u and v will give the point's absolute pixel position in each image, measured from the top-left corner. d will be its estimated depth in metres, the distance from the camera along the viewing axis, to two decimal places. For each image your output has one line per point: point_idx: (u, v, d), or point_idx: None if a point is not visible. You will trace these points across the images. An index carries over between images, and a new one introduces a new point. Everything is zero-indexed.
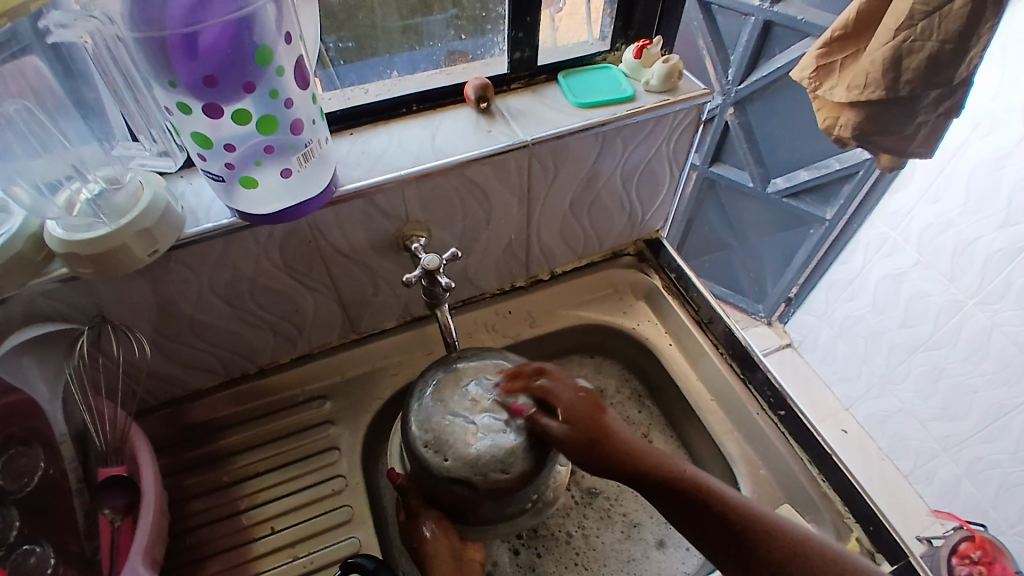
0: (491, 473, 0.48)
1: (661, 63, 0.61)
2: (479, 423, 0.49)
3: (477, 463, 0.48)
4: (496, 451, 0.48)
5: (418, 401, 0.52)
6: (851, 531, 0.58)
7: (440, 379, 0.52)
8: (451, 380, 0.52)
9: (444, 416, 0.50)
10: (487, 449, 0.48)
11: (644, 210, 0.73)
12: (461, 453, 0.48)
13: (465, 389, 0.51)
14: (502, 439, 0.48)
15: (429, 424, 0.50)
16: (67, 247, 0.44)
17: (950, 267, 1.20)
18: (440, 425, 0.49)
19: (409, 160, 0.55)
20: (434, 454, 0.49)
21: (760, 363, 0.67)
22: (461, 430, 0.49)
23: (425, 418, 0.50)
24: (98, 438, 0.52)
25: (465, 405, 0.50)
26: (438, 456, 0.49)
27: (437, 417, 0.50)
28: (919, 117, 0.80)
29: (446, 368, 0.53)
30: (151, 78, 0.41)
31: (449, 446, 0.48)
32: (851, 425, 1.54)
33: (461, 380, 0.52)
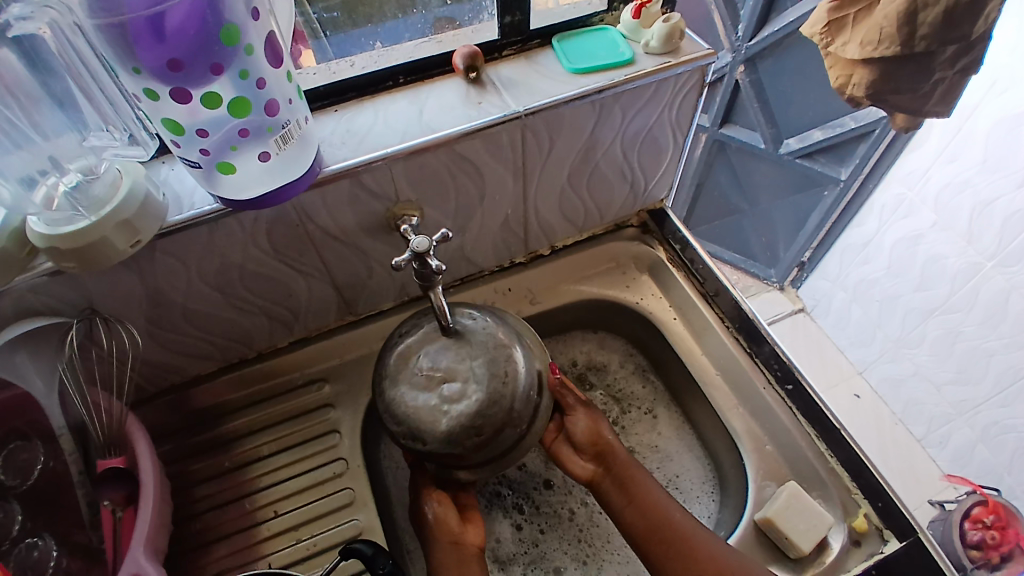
0: (472, 438, 0.48)
1: (661, 22, 0.57)
2: (440, 395, 0.49)
3: (452, 437, 0.48)
4: (463, 419, 0.48)
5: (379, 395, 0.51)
6: (858, 507, 0.57)
7: (391, 366, 0.51)
8: (408, 358, 0.51)
9: (406, 402, 0.49)
10: (455, 419, 0.48)
11: (647, 179, 0.70)
12: (433, 432, 0.48)
13: (422, 361, 0.50)
14: (466, 404, 0.48)
15: (398, 418, 0.49)
16: (49, 241, 0.43)
17: (967, 229, 1.15)
18: (408, 414, 0.49)
19: (396, 137, 0.53)
20: (413, 443, 0.49)
21: (767, 336, 0.65)
22: (426, 409, 0.49)
23: (392, 411, 0.49)
24: (94, 430, 0.53)
25: (424, 383, 0.50)
26: (417, 443, 0.49)
27: (401, 405, 0.49)
28: (936, 75, 0.76)
29: (394, 352, 0.52)
30: (114, 65, 0.38)
31: (422, 432, 0.48)
32: (863, 389, 1.53)
33: (412, 357, 0.51)
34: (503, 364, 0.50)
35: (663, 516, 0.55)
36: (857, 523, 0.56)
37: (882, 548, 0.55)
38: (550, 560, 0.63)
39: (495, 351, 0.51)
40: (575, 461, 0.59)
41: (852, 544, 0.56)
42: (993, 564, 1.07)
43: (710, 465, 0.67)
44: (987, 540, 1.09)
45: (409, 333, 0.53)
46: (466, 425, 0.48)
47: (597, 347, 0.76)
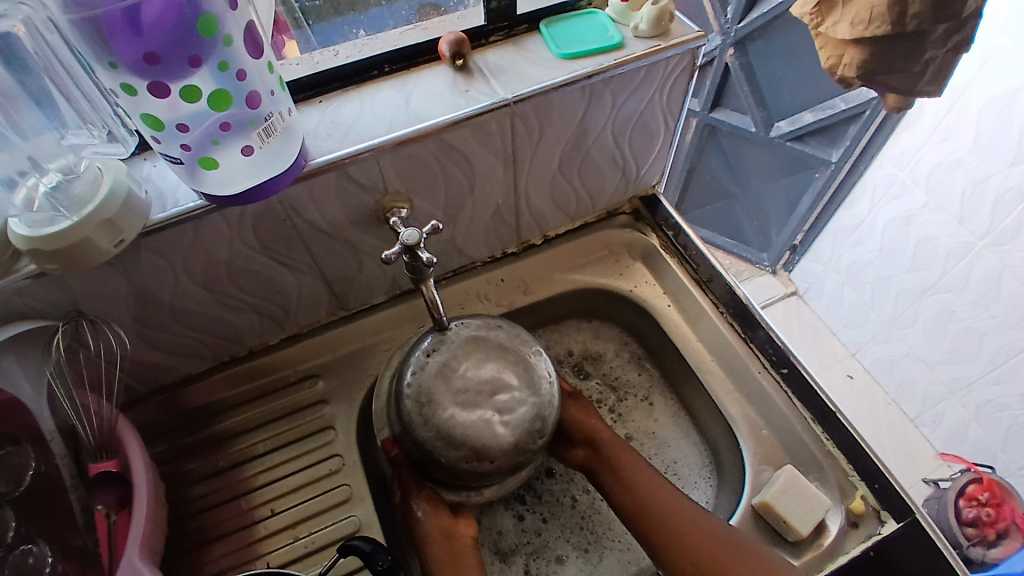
0: (536, 441, 0.50)
1: (649, 5, 0.56)
2: (497, 408, 0.48)
3: (520, 445, 0.49)
4: (525, 426, 0.49)
5: (416, 416, 0.49)
6: (855, 489, 0.57)
7: (429, 387, 0.49)
8: (443, 375, 0.49)
9: (462, 423, 0.48)
10: (518, 429, 0.49)
11: (638, 165, 0.69)
12: (499, 446, 0.48)
13: (461, 377, 0.49)
14: (523, 412, 0.49)
15: (456, 439, 0.48)
16: (31, 243, 0.42)
17: (960, 208, 1.16)
18: (466, 432, 0.48)
19: (382, 128, 0.52)
20: (478, 462, 0.49)
21: (761, 321, 0.65)
22: (485, 423, 0.48)
23: (448, 434, 0.48)
24: (85, 435, 0.52)
25: (475, 399, 0.49)
26: (482, 462, 0.49)
27: (458, 423, 0.48)
28: (928, 54, 0.75)
29: (426, 371, 0.50)
30: (90, 60, 0.37)
31: (490, 449, 0.48)
32: (857, 370, 1.54)
33: (449, 374, 0.49)
34: (541, 369, 0.52)
35: (651, 502, 0.55)
36: (855, 505, 0.56)
37: (879, 529, 0.55)
38: (553, 549, 0.63)
39: (531, 357, 0.52)
40: (568, 452, 0.60)
41: (850, 526, 0.56)
42: (989, 540, 1.09)
43: (708, 451, 0.67)
44: (983, 518, 1.10)
45: (431, 351, 0.51)
46: (528, 431, 0.49)
47: (592, 336, 0.75)
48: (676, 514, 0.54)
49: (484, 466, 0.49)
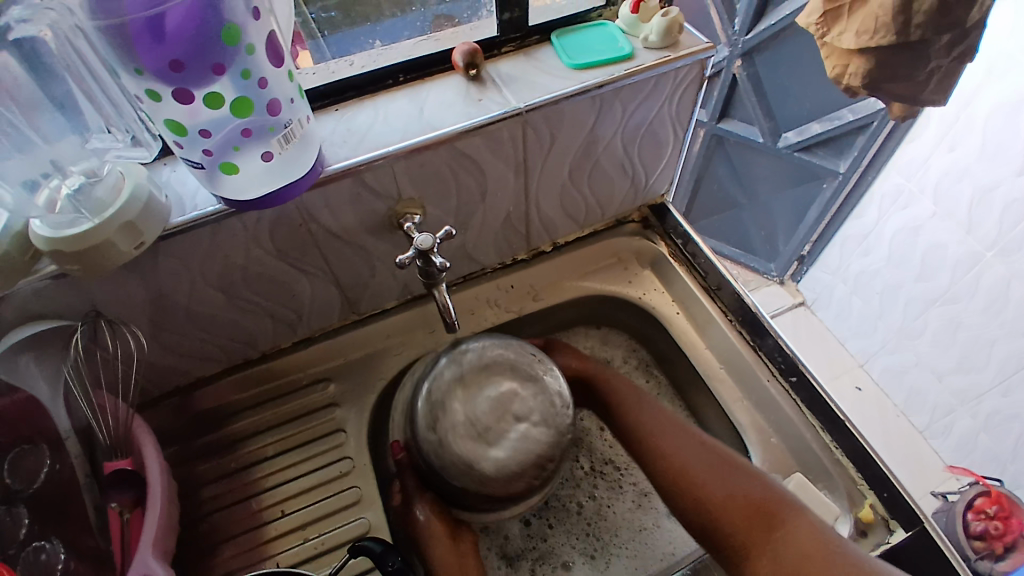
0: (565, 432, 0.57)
1: (659, 17, 0.57)
2: (520, 423, 0.56)
3: (556, 439, 0.56)
4: (553, 427, 0.56)
5: (454, 471, 0.56)
6: (864, 498, 0.57)
7: (457, 428, 0.55)
8: (456, 431, 0.55)
9: (500, 452, 0.55)
10: (547, 428, 0.56)
11: (647, 174, 0.70)
12: (538, 448, 0.55)
13: (476, 410, 0.56)
14: (547, 410, 0.57)
15: (504, 483, 0.55)
16: (53, 244, 0.43)
17: (967, 218, 1.16)
18: (511, 468, 0.55)
19: (397, 135, 0.53)
20: (533, 475, 0.56)
21: (771, 329, 0.64)
22: (513, 452, 0.55)
23: (496, 477, 0.55)
24: (101, 433, 0.54)
25: (497, 424, 0.55)
26: (535, 473, 0.56)
27: (500, 475, 0.55)
28: (932, 63, 0.76)
29: (448, 411, 0.55)
30: (116, 66, 0.38)
31: (532, 455, 0.55)
32: (865, 382, 1.53)
33: (461, 401, 0.56)
34: (543, 378, 0.58)
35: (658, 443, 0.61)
36: (863, 514, 0.56)
37: (888, 538, 0.55)
38: (559, 555, 0.63)
39: (531, 367, 0.58)
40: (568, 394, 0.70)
41: (858, 534, 0.56)
42: (997, 554, 1.08)
43: None
44: (991, 530, 1.09)
45: (438, 412, 0.56)
46: (549, 423, 0.56)
47: (600, 343, 0.76)
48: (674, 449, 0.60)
49: (533, 481, 0.56)
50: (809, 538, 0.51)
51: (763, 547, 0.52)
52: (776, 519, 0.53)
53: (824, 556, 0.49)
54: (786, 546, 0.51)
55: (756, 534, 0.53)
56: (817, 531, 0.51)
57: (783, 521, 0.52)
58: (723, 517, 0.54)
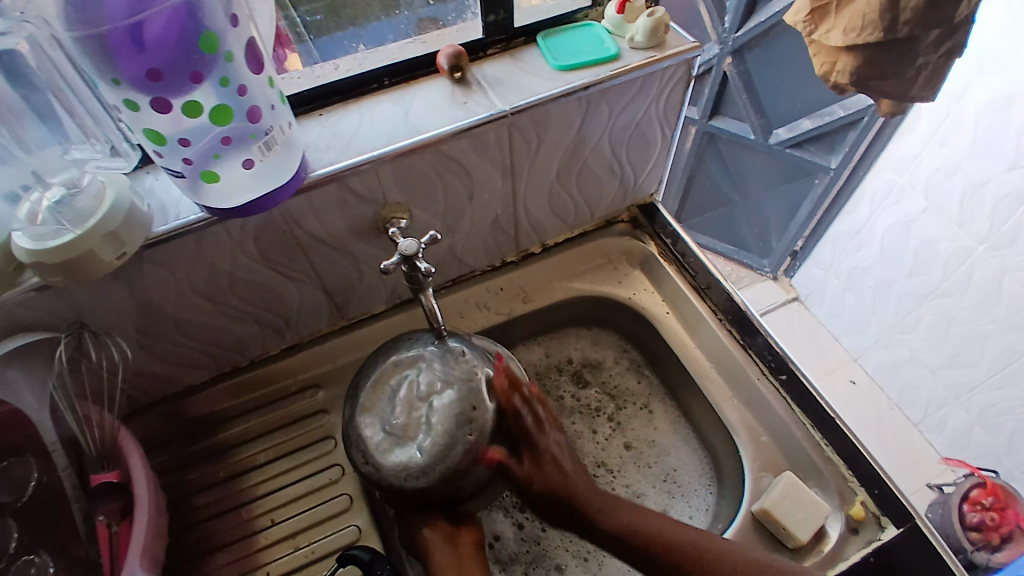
0: (475, 372, 0.52)
1: (645, 17, 0.57)
2: (431, 396, 0.51)
3: (472, 390, 0.51)
4: (465, 383, 0.52)
5: (406, 481, 0.49)
6: (855, 495, 0.57)
7: (374, 442, 0.50)
8: (379, 444, 0.50)
9: (421, 437, 0.50)
10: (460, 385, 0.52)
11: (636, 173, 0.70)
12: (457, 413, 0.50)
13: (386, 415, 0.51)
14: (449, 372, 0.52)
15: (447, 459, 0.49)
16: (35, 256, 0.43)
17: (959, 212, 1.16)
18: (438, 443, 0.49)
19: (382, 140, 0.53)
20: (469, 433, 0.50)
21: (760, 328, 0.65)
22: (436, 422, 0.50)
23: (435, 461, 0.49)
24: (87, 445, 0.54)
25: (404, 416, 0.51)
26: (468, 432, 0.50)
27: (434, 458, 0.49)
28: (920, 61, 0.75)
29: (359, 428, 0.52)
30: (93, 76, 0.38)
31: (461, 418, 0.50)
32: (859, 375, 1.53)
33: (375, 420, 0.51)
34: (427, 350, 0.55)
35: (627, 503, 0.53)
36: (855, 511, 0.57)
37: (879, 535, 0.55)
38: (553, 558, 0.63)
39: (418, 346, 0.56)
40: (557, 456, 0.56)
41: (850, 532, 0.56)
42: (994, 545, 1.08)
43: (707, 458, 0.67)
44: (987, 522, 1.10)
45: (363, 448, 0.51)
46: (456, 369, 0.53)
47: (591, 343, 0.76)
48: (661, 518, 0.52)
49: (471, 437, 0.50)
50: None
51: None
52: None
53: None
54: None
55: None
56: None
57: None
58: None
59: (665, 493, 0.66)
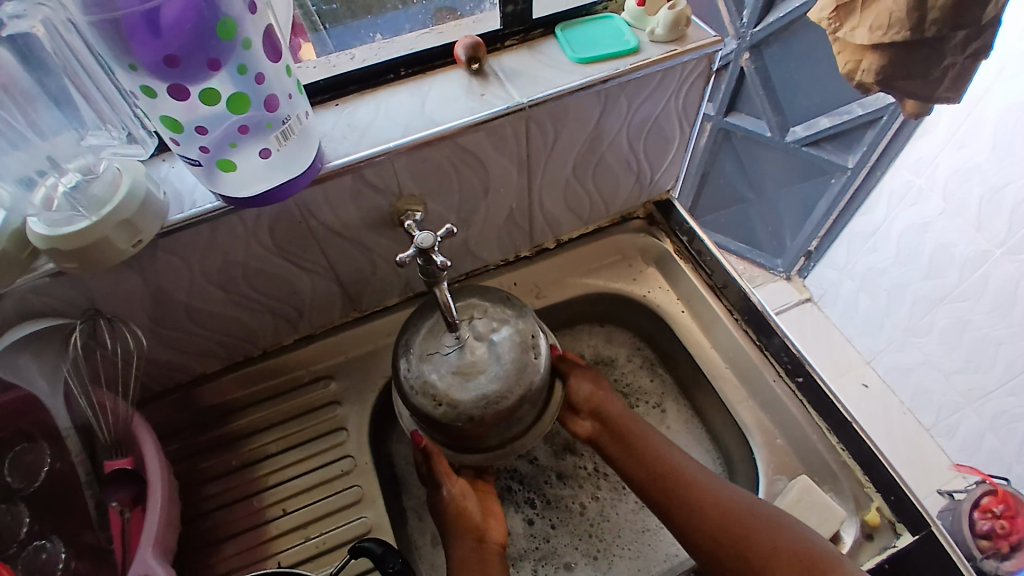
0: (516, 304, 0.55)
1: (666, 9, 0.56)
2: (485, 330, 0.51)
3: (523, 318, 0.53)
4: (510, 314, 0.53)
5: (485, 413, 0.49)
6: (870, 501, 0.57)
7: (443, 385, 0.49)
8: (447, 385, 0.49)
9: (491, 372, 0.50)
10: (507, 316, 0.53)
11: (653, 169, 0.69)
12: (515, 342, 0.51)
13: (447, 357, 0.50)
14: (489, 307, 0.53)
15: (523, 386, 0.50)
16: (49, 242, 0.43)
17: (977, 214, 1.14)
18: (510, 369, 0.50)
19: (397, 131, 0.52)
20: (533, 356, 0.52)
21: (777, 328, 0.64)
22: (500, 354, 0.50)
23: (511, 385, 0.50)
24: (101, 432, 0.54)
25: (462, 358, 0.50)
26: (530, 357, 0.51)
27: (508, 382, 0.50)
28: (946, 61, 0.74)
29: (420, 377, 0.50)
30: (110, 61, 0.37)
31: (522, 344, 0.51)
32: (871, 378, 1.52)
33: (434, 364, 0.50)
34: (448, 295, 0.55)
35: (664, 463, 0.56)
36: (870, 517, 0.56)
37: (894, 542, 0.55)
38: (561, 556, 0.63)
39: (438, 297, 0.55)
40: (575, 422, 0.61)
41: (864, 538, 0.55)
42: (1003, 553, 1.07)
43: (720, 459, 0.67)
44: (996, 530, 1.09)
45: (432, 392, 0.49)
46: (507, 307, 0.54)
47: (604, 340, 0.75)
48: (699, 488, 0.54)
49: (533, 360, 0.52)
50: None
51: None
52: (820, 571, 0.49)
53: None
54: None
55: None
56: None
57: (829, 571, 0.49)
58: (764, 567, 0.50)
59: None
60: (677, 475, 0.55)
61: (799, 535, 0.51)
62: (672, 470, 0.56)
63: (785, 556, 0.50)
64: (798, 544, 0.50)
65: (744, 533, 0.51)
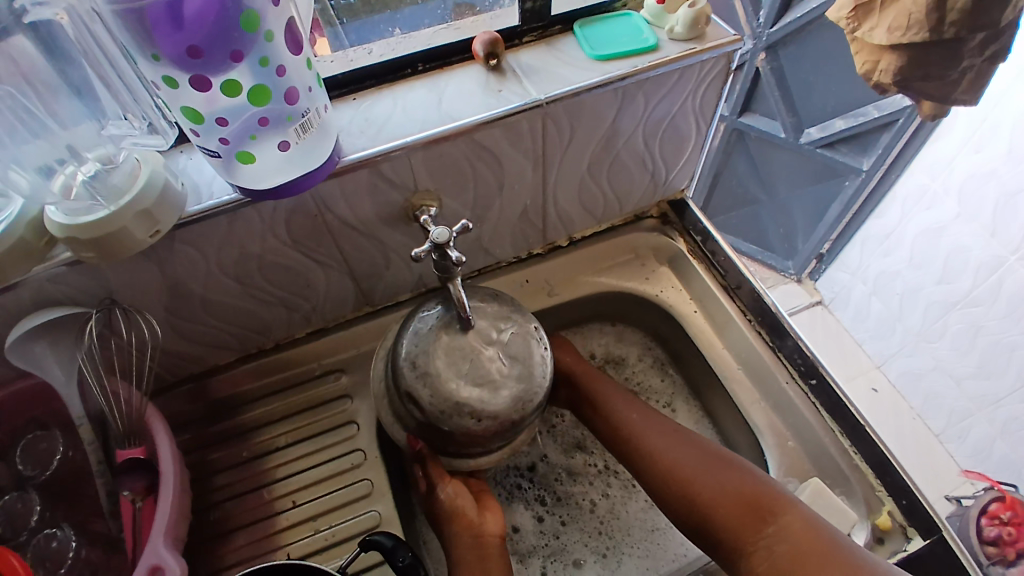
0: (505, 295, 0.55)
1: (686, 7, 0.56)
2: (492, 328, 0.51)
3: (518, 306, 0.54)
4: (505, 303, 0.54)
5: (521, 412, 0.50)
6: (882, 505, 0.56)
7: (475, 399, 0.48)
8: (478, 399, 0.48)
9: (511, 372, 0.50)
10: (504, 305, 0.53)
11: (668, 169, 0.68)
12: (520, 333, 0.52)
13: (466, 369, 0.49)
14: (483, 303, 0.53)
15: (545, 374, 0.52)
16: (68, 232, 0.43)
17: (992, 219, 1.13)
18: (528, 362, 0.51)
19: (414, 126, 0.52)
20: (539, 342, 0.53)
21: (790, 330, 0.63)
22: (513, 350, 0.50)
23: (534, 377, 0.51)
24: (114, 421, 0.53)
25: (480, 367, 0.49)
26: (536, 346, 0.52)
27: (530, 376, 0.50)
28: (965, 62, 0.74)
29: (451, 399, 0.49)
30: (133, 51, 0.38)
31: (529, 332, 0.52)
32: (882, 383, 1.51)
33: (456, 381, 0.49)
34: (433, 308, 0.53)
35: (620, 422, 0.61)
36: (881, 521, 0.55)
37: (905, 546, 0.54)
38: (570, 553, 0.62)
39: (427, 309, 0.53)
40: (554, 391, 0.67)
41: (875, 542, 0.55)
42: (1009, 560, 1.08)
43: None
44: (1004, 536, 1.09)
45: (469, 410, 0.48)
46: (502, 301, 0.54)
47: (615, 340, 0.75)
48: (651, 445, 0.58)
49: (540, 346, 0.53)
50: (801, 531, 0.47)
51: (755, 543, 0.48)
52: (767, 514, 0.49)
53: (818, 551, 0.46)
54: (779, 541, 0.47)
55: (747, 529, 0.49)
56: (814, 527, 0.47)
57: (778, 514, 0.49)
58: (712, 511, 0.51)
59: None
60: (633, 430, 0.59)
61: (747, 478, 0.52)
62: (631, 425, 0.60)
63: (732, 499, 0.51)
64: (745, 487, 0.51)
65: (691, 479, 0.54)
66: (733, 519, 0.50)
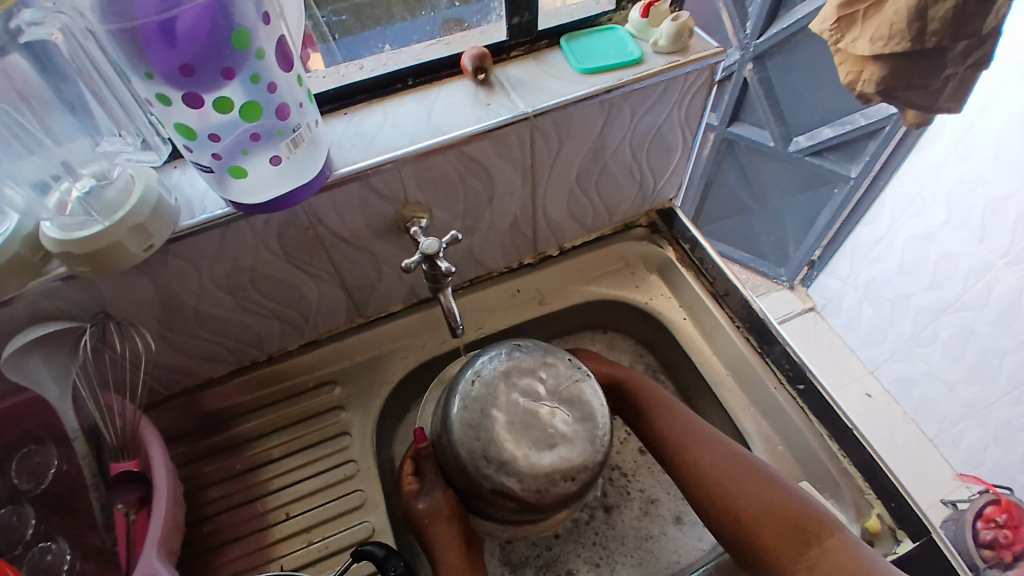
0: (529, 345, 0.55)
1: (669, 21, 0.57)
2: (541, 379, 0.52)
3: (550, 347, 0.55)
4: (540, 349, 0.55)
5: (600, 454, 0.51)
6: (871, 508, 0.57)
7: (562, 461, 0.49)
8: (565, 459, 0.49)
9: (573, 418, 0.51)
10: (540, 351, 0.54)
11: (656, 178, 0.69)
12: (562, 374, 0.53)
13: (537, 433, 0.50)
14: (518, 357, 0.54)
15: (604, 406, 0.52)
16: (62, 246, 0.44)
17: (980, 225, 1.14)
18: (581, 399, 0.52)
19: (405, 139, 0.53)
20: (581, 373, 0.54)
21: (778, 336, 0.64)
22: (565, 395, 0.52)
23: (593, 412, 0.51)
24: (107, 434, 0.54)
25: (545, 429, 0.50)
26: (581, 379, 0.53)
27: (589, 411, 0.51)
28: (946, 71, 0.75)
29: (545, 471, 0.49)
30: (127, 70, 0.39)
31: (571, 366, 0.54)
32: (875, 389, 1.52)
33: (538, 451, 0.49)
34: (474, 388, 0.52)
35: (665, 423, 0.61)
36: (871, 524, 0.56)
37: (895, 548, 0.55)
38: (563, 563, 0.63)
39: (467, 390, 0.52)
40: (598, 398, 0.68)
41: (865, 545, 0.55)
42: (1006, 563, 1.08)
43: None
44: (999, 540, 1.10)
45: (561, 474, 0.49)
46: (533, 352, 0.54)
47: (607, 347, 0.76)
48: (695, 452, 0.58)
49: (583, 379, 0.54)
50: (843, 555, 0.49)
51: (797, 563, 0.50)
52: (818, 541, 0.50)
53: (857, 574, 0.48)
54: (820, 562, 0.49)
55: (788, 550, 0.51)
56: (856, 551, 0.49)
57: (820, 536, 0.51)
58: (753, 529, 0.53)
59: (680, 499, 0.66)
60: (688, 439, 0.59)
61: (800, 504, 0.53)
62: (684, 432, 0.59)
63: (784, 522, 0.52)
64: (798, 514, 0.52)
65: (745, 498, 0.54)
66: (783, 543, 0.51)
